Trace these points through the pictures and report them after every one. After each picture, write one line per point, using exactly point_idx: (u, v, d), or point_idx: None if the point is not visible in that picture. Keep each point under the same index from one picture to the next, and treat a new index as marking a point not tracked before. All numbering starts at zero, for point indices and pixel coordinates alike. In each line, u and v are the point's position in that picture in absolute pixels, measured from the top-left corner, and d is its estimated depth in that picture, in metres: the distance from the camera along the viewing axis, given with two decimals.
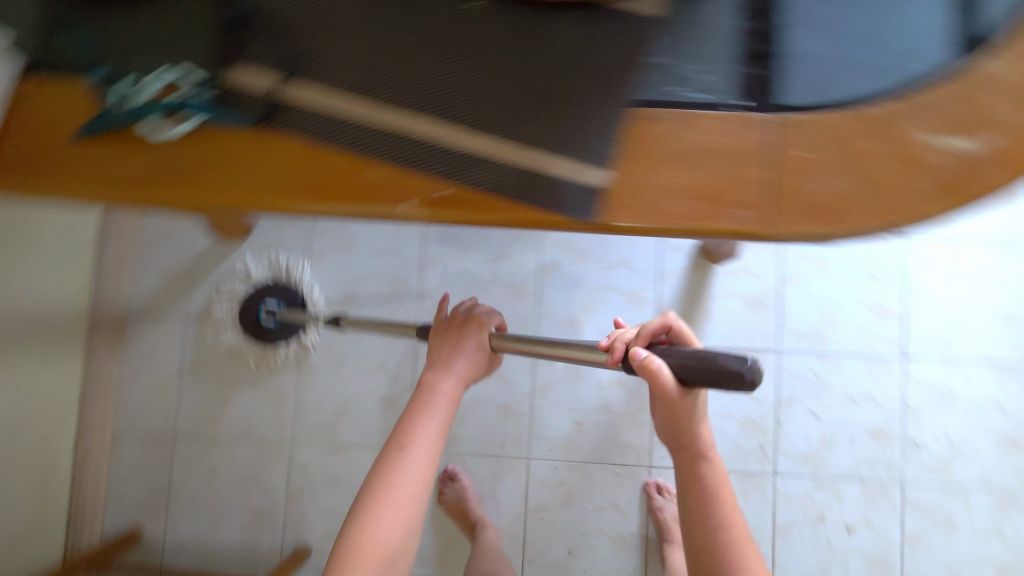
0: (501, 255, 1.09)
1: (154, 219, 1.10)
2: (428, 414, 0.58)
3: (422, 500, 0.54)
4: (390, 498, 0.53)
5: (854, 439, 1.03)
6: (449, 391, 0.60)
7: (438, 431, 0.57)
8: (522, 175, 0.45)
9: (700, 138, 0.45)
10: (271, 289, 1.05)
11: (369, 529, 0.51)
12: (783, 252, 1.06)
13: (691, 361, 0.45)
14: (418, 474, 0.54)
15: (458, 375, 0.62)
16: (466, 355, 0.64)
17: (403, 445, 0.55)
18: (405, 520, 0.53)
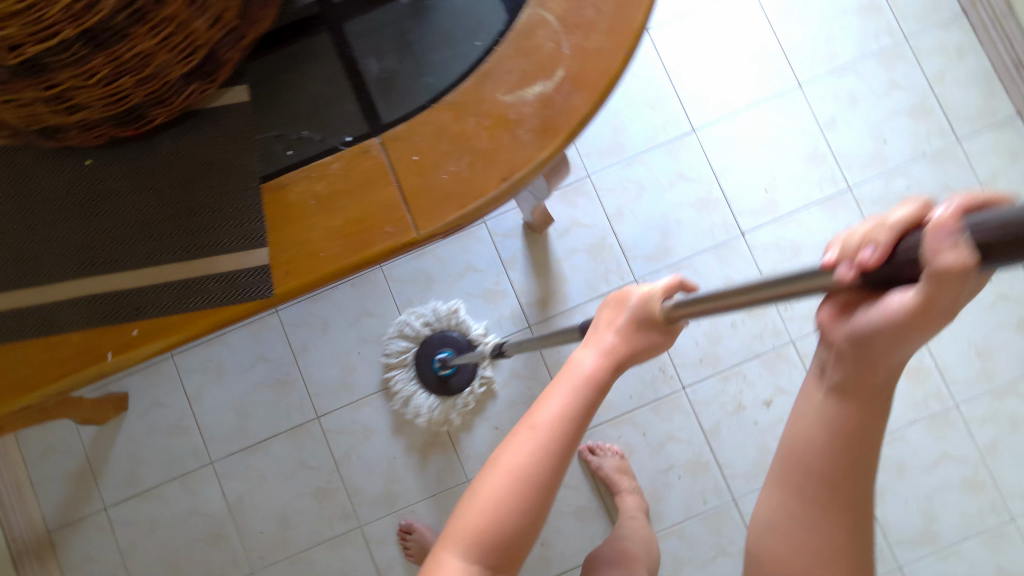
0: (361, 313, 1.13)
1: (32, 434, 1.11)
2: (564, 389, 0.50)
3: (539, 488, 0.48)
4: (493, 485, 0.48)
5: (735, 324, 1.09)
6: (591, 372, 0.50)
7: (567, 415, 0.49)
8: (197, 284, 0.49)
9: (328, 184, 0.50)
10: (440, 342, 1.09)
11: (470, 513, 0.48)
12: (598, 193, 1.12)
13: (999, 220, 0.25)
14: (534, 460, 0.48)
15: (612, 346, 0.51)
16: (628, 330, 0.51)
17: (532, 422, 0.49)
18: (505, 512, 0.48)
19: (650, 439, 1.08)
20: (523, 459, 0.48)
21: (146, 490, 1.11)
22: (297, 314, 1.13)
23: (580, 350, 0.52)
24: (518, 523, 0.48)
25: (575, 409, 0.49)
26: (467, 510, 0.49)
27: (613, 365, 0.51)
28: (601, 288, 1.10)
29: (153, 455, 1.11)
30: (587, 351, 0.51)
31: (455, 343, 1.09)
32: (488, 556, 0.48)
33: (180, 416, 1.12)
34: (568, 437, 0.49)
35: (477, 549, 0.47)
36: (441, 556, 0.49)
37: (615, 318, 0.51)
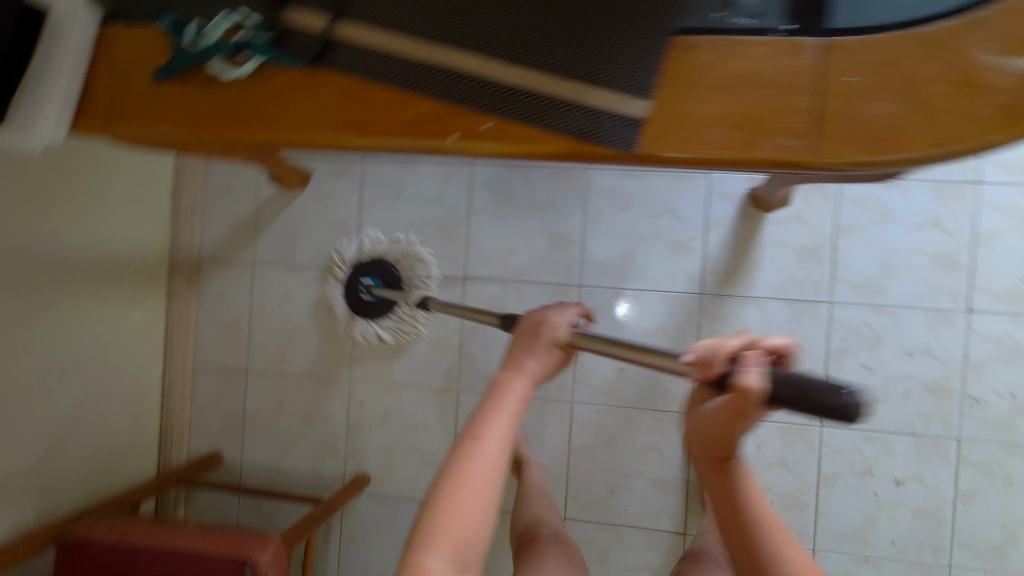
0: (548, 204, 1.10)
1: (220, 169, 1.18)
2: (504, 404, 0.49)
3: (499, 495, 0.46)
4: (463, 489, 0.44)
5: (908, 393, 1.00)
6: (521, 388, 0.51)
7: (513, 427, 0.49)
8: (564, 107, 0.46)
9: (745, 65, 0.45)
10: (367, 268, 1.10)
11: (447, 512, 0.43)
12: (838, 199, 1.02)
13: (792, 381, 0.42)
14: (497, 463, 0.46)
15: (535, 372, 0.53)
16: (543, 352, 0.54)
17: (478, 431, 0.47)
18: (483, 510, 0.44)
19: (761, 454, 1.04)
20: (487, 459, 0.46)
21: (292, 266, 1.17)
22: (490, 176, 1.12)
23: (511, 373, 0.52)
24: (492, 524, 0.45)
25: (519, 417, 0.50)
26: (442, 515, 0.43)
27: (531, 389, 0.52)
28: (791, 292, 1.03)
29: (309, 238, 1.16)
30: (512, 373, 0.52)
31: (388, 275, 1.09)
32: (472, 562, 0.43)
33: (346, 216, 1.16)
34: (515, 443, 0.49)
35: (463, 546, 0.43)
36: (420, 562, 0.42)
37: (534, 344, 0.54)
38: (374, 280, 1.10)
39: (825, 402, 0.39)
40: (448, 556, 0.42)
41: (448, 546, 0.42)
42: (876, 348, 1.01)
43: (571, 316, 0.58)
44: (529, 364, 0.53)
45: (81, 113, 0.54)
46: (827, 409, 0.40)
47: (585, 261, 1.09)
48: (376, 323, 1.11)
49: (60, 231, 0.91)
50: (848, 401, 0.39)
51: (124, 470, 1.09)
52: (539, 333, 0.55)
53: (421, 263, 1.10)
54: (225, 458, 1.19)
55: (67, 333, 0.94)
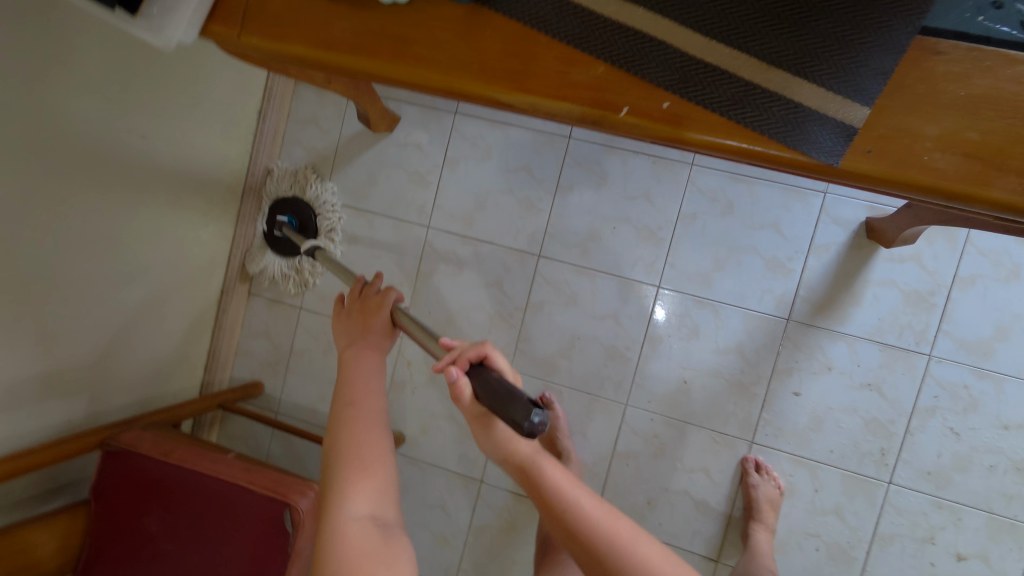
0: (641, 194, 1.03)
1: (308, 100, 1.15)
2: (370, 374, 0.59)
3: (387, 450, 0.53)
4: (354, 455, 0.51)
5: (994, 468, 0.92)
6: (370, 360, 0.61)
7: (378, 389, 0.58)
8: (763, 97, 0.40)
9: (993, 84, 0.37)
10: (284, 206, 1.12)
11: (348, 475, 0.50)
12: (964, 247, 0.93)
13: (490, 387, 0.48)
14: (374, 423, 0.54)
15: (375, 341, 0.63)
16: (374, 333, 0.63)
17: (350, 401, 0.55)
18: (382, 464, 0.52)
19: (817, 498, 0.98)
20: (369, 421, 0.54)
21: (363, 211, 1.14)
22: (585, 154, 1.05)
23: (355, 347, 0.62)
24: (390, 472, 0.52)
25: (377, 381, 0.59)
26: (347, 481, 0.50)
27: (380, 363, 0.62)
28: (887, 336, 0.95)
29: (386, 186, 1.12)
30: (351, 348, 0.62)
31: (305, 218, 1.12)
32: (382, 507, 0.50)
33: (427, 169, 1.11)
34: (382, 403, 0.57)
35: (376, 495, 0.50)
36: (343, 523, 0.48)
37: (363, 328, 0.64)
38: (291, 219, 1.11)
39: (510, 409, 0.45)
40: (366, 507, 0.49)
41: (361, 502, 0.49)
42: (968, 413, 0.93)
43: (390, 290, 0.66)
44: (375, 338, 0.63)
45: (213, 19, 0.49)
46: (508, 415, 0.45)
47: (669, 262, 1.02)
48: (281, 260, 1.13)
49: (147, 136, 0.88)
50: (526, 415, 0.43)
51: (171, 385, 1.08)
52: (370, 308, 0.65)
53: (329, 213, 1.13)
54: (265, 389, 1.18)
55: (137, 239, 0.92)
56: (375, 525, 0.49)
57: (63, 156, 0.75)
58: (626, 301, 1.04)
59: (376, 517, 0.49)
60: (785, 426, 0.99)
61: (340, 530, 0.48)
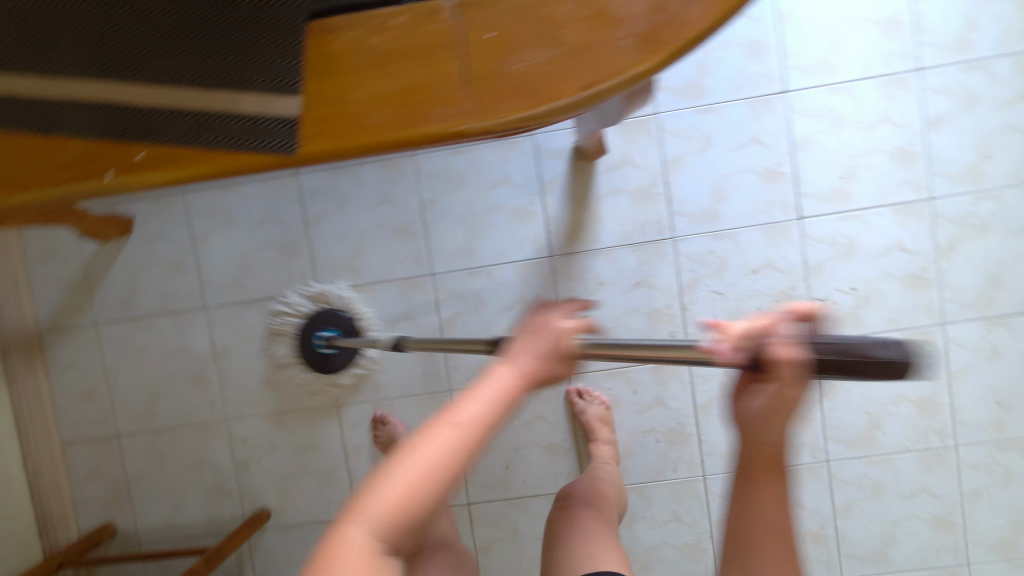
0: (383, 199, 1.07)
1: (35, 234, 1.10)
2: (502, 381, 0.47)
3: (446, 480, 0.43)
4: (409, 466, 0.43)
5: (761, 308, 1.03)
6: (521, 375, 0.47)
7: (494, 410, 0.45)
8: (216, 123, 0.43)
9: (384, 39, 0.42)
10: (314, 321, 1.07)
11: (382, 492, 0.42)
12: (660, 135, 1.02)
13: (829, 345, 0.41)
14: (456, 455, 0.44)
15: (530, 367, 0.47)
16: (543, 346, 0.48)
17: (450, 412, 0.45)
18: (415, 506, 0.42)
19: (639, 398, 1.06)
20: (448, 452, 0.43)
21: (137, 318, 1.11)
22: (318, 184, 1.07)
23: (499, 361, 0.48)
24: (424, 519, 0.43)
25: (497, 412, 0.45)
26: (383, 487, 0.42)
27: (521, 383, 0.47)
28: (635, 236, 1.04)
29: (148, 286, 1.10)
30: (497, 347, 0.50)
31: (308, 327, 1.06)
32: (398, 540, 0.42)
33: (181, 255, 1.10)
34: (489, 440, 0.46)
35: (390, 533, 0.42)
36: (342, 534, 0.41)
37: (532, 345, 0.48)
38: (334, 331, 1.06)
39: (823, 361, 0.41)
40: (367, 534, 0.41)
41: (379, 524, 0.41)
42: (722, 272, 1.03)
43: (577, 310, 0.52)
44: (526, 361, 0.47)
45: None
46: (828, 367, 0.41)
47: (431, 249, 1.07)
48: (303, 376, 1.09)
49: None
50: (893, 353, 0.38)
51: None
52: (546, 327, 0.49)
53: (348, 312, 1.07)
54: (118, 528, 1.14)
55: None
56: (376, 561, 0.41)
57: None
58: (410, 299, 1.08)
59: (379, 556, 0.41)
60: None
61: (339, 541, 0.41)
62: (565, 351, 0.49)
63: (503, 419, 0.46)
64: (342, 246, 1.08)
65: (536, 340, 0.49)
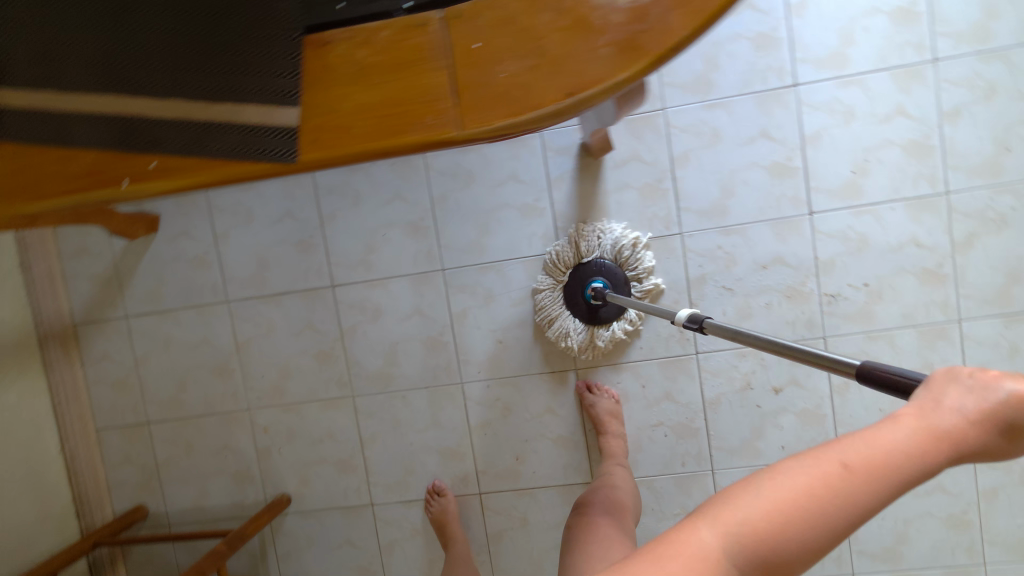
0: (394, 196, 1.09)
1: (69, 232, 1.16)
2: (903, 435, 0.40)
3: (807, 519, 0.40)
4: (773, 486, 0.42)
5: (771, 304, 1.02)
6: (933, 441, 0.39)
7: (884, 464, 0.40)
8: (216, 129, 0.46)
9: (371, 53, 0.44)
10: (597, 270, 1.03)
11: (741, 505, 0.42)
12: (667, 131, 1.02)
13: None
14: (838, 500, 0.40)
15: (956, 431, 0.39)
16: (977, 410, 0.39)
17: (839, 451, 0.42)
18: (780, 537, 0.40)
19: (647, 392, 1.07)
20: (826, 490, 0.40)
21: (164, 312, 1.17)
22: (333, 182, 1.11)
23: (909, 412, 0.41)
24: (797, 556, 0.40)
25: (901, 469, 0.40)
26: (746, 498, 0.42)
27: (931, 445, 0.40)
28: (642, 232, 1.04)
29: (175, 281, 1.16)
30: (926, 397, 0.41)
31: (617, 278, 1.03)
32: (744, 560, 0.40)
33: (205, 251, 1.15)
34: (883, 495, 0.40)
35: (747, 549, 0.40)
36: (698, 524, 0.43)
37: (963, 400, 0.39)
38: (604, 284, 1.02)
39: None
40: (721, 544, 0.41)
41: (728, 532, 0.41)
42: (731, 268, 1.03)
43: None
44: (947, 422, 0.39)
45: None
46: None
47: (442, 245, 1.09)
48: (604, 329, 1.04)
49: None
50: None
51: (38, 546, 1.09)
52: (988, 384, 0.39)
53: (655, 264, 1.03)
54: (150, 509, 1.20)
55: None
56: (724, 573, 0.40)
57: None
58: (422, 294, 1.11)
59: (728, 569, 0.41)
60: None
61: (693, 530, 0.43)
62: (1012, 422, 0.37)
63: (901, 482, 0.40)
64: (356, 242, 1.11)
65: (971, 398, 0.39)
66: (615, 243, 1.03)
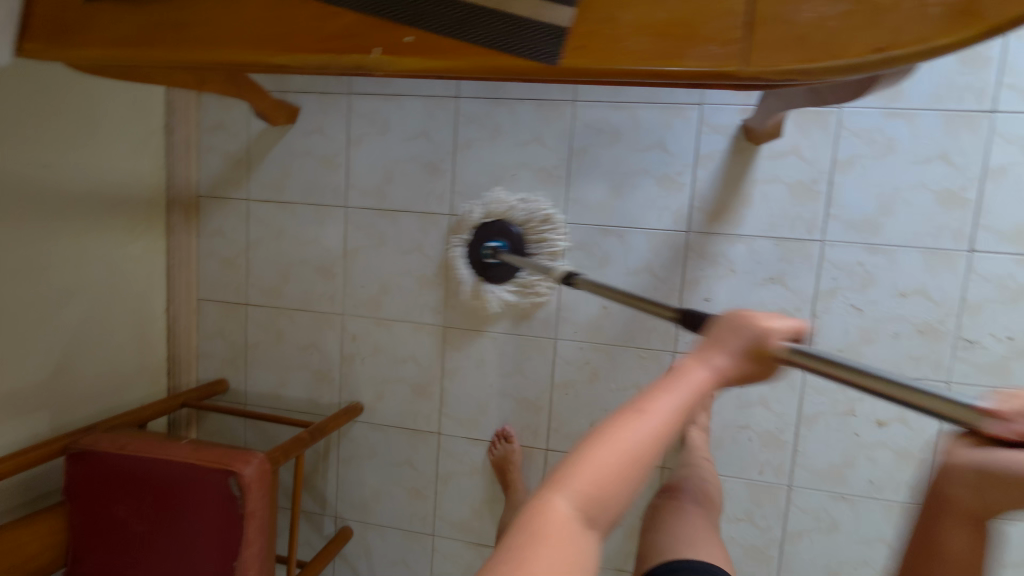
0: (533, 138, 1.07)
1: (211, 105, 1.19)
2: (683, 385, 0.50)
3: (636, 462, 0.46)
4: (607, 446, 0.46)
5: (899, 334, 0.97)
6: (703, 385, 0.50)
7: (680, 404, 0.49)
8: (483, 16, 0.44)
9: None
10: (497, 230, 1.07)
11: (582, 467, 0.46)
12: (838, 131, 0.96)
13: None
14: (653, 440, 0.47)
15: (721, 370, 0.51)
16: (734, 354, 0.51)
17: (642, 405, 0.49)
18: (614, 485, 0.45)
19: (742, 392, 1.04)
20: (641, 437, 0.47)
21: (284, 203, 1.19)
22: (475, 110, 1.09)
23: (686, 364, 0.52)
24: (623, 497, 0.46)
25: (688, 408, 0.49)
26: (587, 458, 0.46)
27: (711, 384, 0.51)
28: (781, 230, 0.99)
29: (300, 175, 1.18)
30: (699, 353, 0.53)
31: (516, 240, 1.06)
32: (596, 510, 0.45)
33: (335, 152, 1.16)
34: (674, 433, 0.49)
35: (591, 501, 0.44)
36: (550, 497, 0.44)
37: (727, 345, 0.52)
38: (501, 243, 1.06)
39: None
40: (574, 502, 0.44)
41: (581, 491, 0.44)
42: (867, 288, 0.98)
43: (794, 327, 0.52)
44: (716, 364, 0.51)
45: (27, 37, 0.55)
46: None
47: (569, 198, 1.07)
48: (501, 287, 1.09)
49: (49, 164, 0.93)
50: None
51: (135, 393, 1.15)
52: (742, 330, 0.51)
53: (555, 226, 1.07)
54: (230, 386, 1.26)
55: (72, 262, 0.98)
56: (579, 526, 0.44)
57: None
58: (537, 242, 1.09)
59: (582, 523, 0.44)
60: None
61: (546, 502, 0.44)
62: (755, 356, 0.51)
63: (690, 414, 0.50)
64: (484, 176, 1.10)
65: (732, 347, 0.51)
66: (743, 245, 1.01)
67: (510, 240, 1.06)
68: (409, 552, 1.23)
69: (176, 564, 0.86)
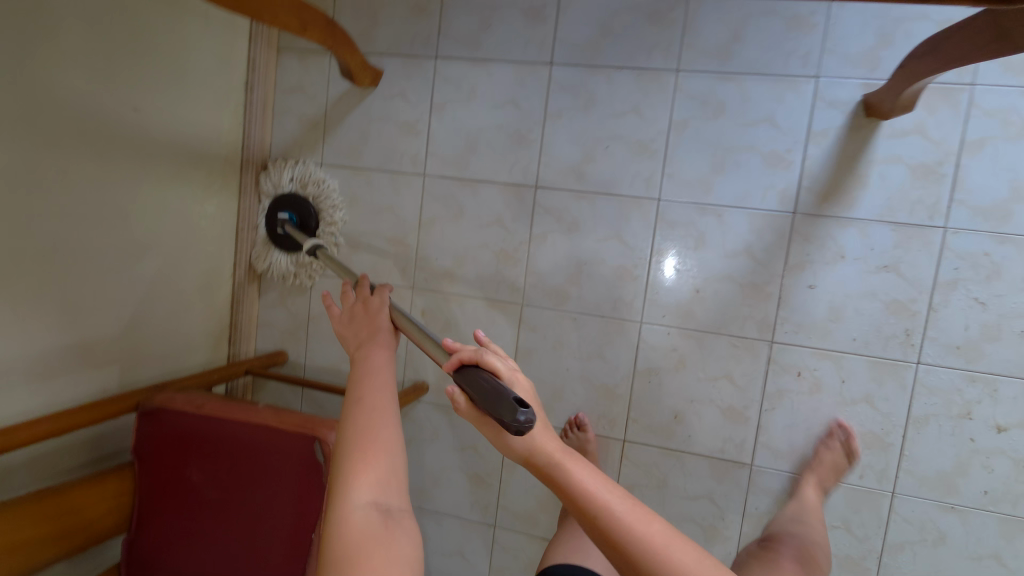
0: (629, 109, 1.02)
1: (292, 67, 1.15)
2: (376, 360, 0.69)
3: (394, 439, 0.60)
4: (362, 445, 0.58)
5: None
6: (381, 361, 0.69)
7: (385, 381, 0.66)
8: None
9: None
10: (282, 202, 1.12)
11: (355, 464, 0.57)
12: (968, 111, 0.89)
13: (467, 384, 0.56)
14: (387, 418, 0.62)
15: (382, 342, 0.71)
16: (381, 330, 0.72)
17: (359, 396, 0.63)
18: (387, 462, 0.58)
19: (844, 388, 0.97)
20: (381, 423, 0.60)
21: (359, 170, 1.15)
22: (569, 79, 1.04)
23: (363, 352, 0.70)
24: (395, 473, 0.58)
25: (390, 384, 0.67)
26: (356, 464, 0.57)
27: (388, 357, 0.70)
28: (899, 214, 0.93)
29: (378, 141, 1.13)
30: (365, 341, 0.72)
31: (304, 213, 1.12)
32: (384, 492, 0.56)
33: (416, 118, 1.11)
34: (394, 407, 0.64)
35: (378, 488, 0.56)
36: (347, 506, 0.54)
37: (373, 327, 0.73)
38: (291, 215, 1.12)
39: (500, 417, 0.49)
40: (368, 498, 0.55)
41: (365, 489, 0.55)
42: (992, 281, 0.90)
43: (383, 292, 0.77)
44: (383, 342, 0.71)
45: None
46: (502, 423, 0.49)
47: (666, 173, 1.01)
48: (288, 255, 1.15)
49: (140, 108, 0.90)
50: (515, 416, 0.48)
51: (198, 358, 1.11)
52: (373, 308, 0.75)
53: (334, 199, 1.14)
54: (289, 358, 1.21)
55: (151, 213, 0.95)
56: (374, 511, 0.54)
57: (62, 124, 0.78)
58: (628, 219, 1.03)
59: (375, 505, 0.55)
60: (804, 320, 0.97)
61: (345, 505, 0.54)
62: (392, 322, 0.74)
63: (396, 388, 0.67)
64: (572, 147, 1.05)
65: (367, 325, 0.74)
66: (851, 239, 0.95)
67: (302, 213, 1.12)
68: (468, 542, 1.17)
69: (248, 536, 0.81)
